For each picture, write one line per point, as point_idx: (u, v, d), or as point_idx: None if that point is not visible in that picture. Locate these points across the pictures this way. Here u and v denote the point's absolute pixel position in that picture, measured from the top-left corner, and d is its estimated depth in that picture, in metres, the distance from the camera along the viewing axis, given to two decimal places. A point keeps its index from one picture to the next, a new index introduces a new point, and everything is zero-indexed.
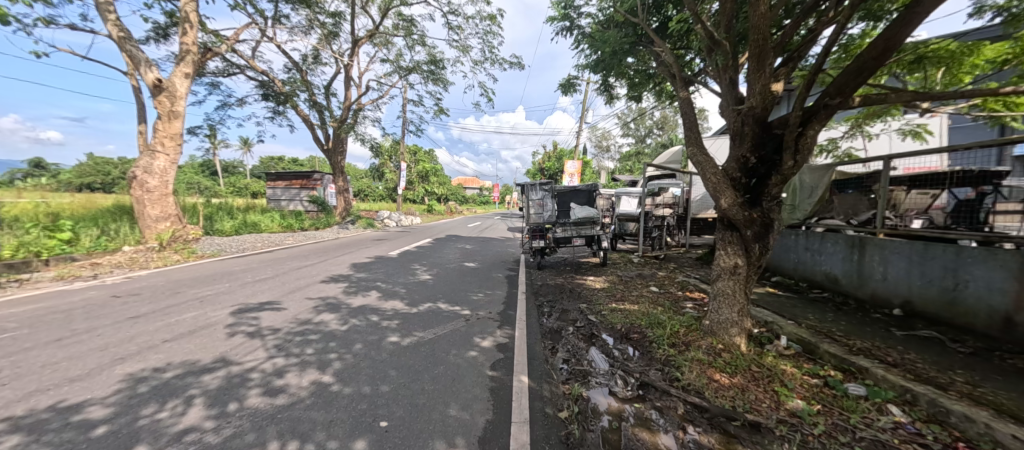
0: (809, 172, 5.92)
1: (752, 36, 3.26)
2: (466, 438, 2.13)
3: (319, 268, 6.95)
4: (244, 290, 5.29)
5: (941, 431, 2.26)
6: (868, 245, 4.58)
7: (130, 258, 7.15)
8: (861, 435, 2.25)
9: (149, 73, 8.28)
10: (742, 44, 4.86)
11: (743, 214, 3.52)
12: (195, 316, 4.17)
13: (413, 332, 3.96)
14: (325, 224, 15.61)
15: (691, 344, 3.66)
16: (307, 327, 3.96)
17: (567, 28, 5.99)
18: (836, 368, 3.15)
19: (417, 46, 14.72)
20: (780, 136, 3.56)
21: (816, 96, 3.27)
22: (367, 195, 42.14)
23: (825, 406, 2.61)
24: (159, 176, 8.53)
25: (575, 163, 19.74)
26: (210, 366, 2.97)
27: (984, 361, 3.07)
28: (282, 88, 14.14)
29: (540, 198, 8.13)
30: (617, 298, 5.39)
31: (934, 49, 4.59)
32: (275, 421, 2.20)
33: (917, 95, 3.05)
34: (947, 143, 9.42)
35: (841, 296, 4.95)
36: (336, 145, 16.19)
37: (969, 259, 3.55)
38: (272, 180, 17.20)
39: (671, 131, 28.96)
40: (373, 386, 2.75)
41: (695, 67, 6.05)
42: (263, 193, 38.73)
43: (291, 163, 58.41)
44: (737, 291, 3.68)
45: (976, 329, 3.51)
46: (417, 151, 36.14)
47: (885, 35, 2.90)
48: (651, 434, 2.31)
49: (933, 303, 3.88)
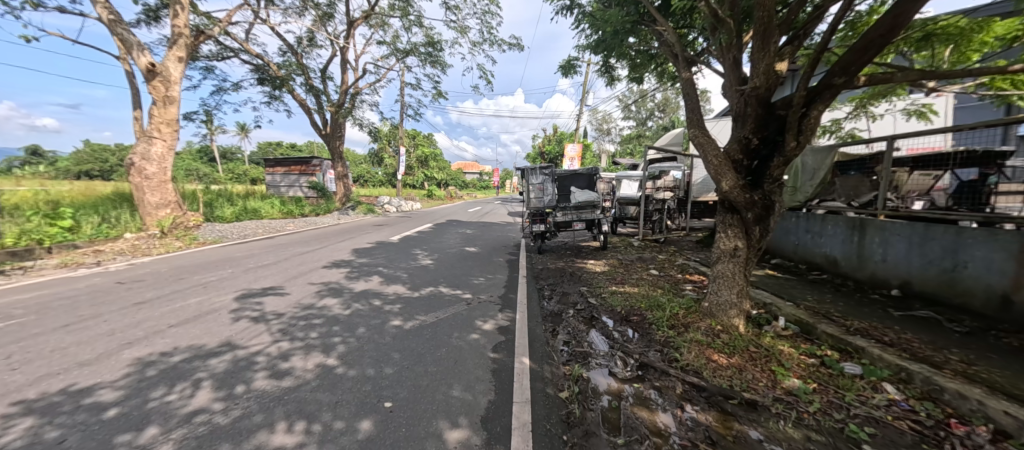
0: (811, 154, 5.85)
1: (758, 12, 3.19)
2: (469, 417, 2.19)
3: (321, 254, 7.00)
4: (247, 276, 5.34)
5: (935, 408, 2.32)
6: (868, 227, 4.59)
7: (133, 246, 7.17)
8: (856, 412, 2.31)
9: (142, 57, 8.11)
10: (747, 22, 4.74)
11: (744, 196, 3.51)
12: (200, 302, 4.22)
13: (415, 316, 4.01)
14: (325, 211, 15.63)
15: (690, 326, 3.71)
16: (311, 311, 4.02)
17: (567, 7, 5.83)
18: (833, 348, 3.20)
19: (415, 27, 14.33)
20: (783, 117, 3.52)
21: (821, 76, 3.20)
22: (366, 181, 42.03)
23: (821, 384, 2.66)
24: (157, 162, 8.49)
25: (575, 147, 19.73)
26: (216, 350, 3.02)
27: (980, 340, 3.11)
28: (277, 72, 13.90)
29: (540, 182, 8.06)
30: (617, 281, 5.43)
31: (941, 26, 4.47)
32: (282, 403, 2.26)
33: (925, 73, 2.96)
34: (951, 122, 9.33)
35: (841, 277, 4.99)
36: (334, 129, 16.04)
37: (970, 240, 3.56)
38: (271, 166, 17.13)
39: (672, 113, 28.65)
40: (377, 368, 2.80)
41: (697, 47, 5.94)
42: (261, 178, 38.67)
43: (288, 149, 57.87)
44: (736, 273, 3.71)
45: (973, 309, 3.55)
46: (417, 137, 36.01)
47: (895, 11, 2.81)
48: (649, 413, 2.36)
49: (933, 284, 3.90)
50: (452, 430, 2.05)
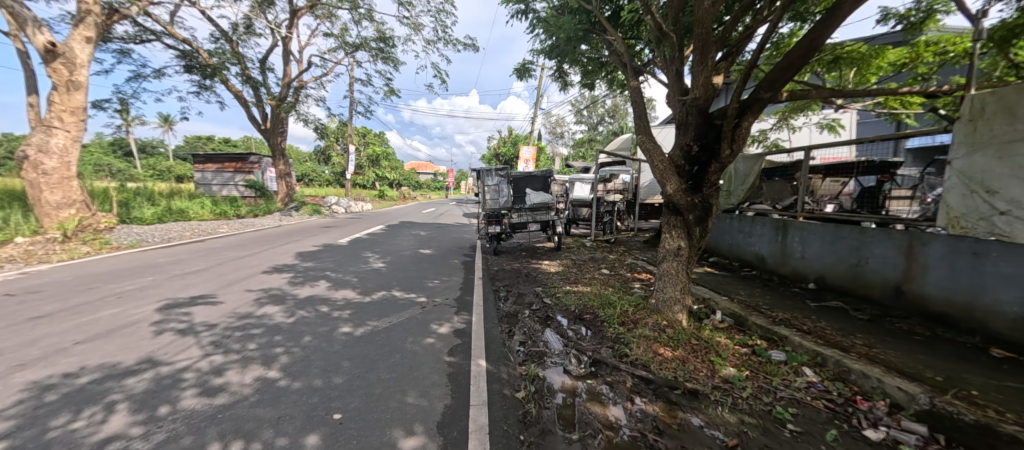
0: (743, 161, 6.36)
1: (697, 29, 3.45)
2: (425, 423, 2.14)
3: (259, 258, 6.49)
4: (173, 284, 4.82)
5: (844, 387, 2.63)
6: (791, 228, 5.11)
7: (26, 251, 6.17)
8: (782, 395, 2.56)
9: (38, 35, 7.02)
10: (687, 36, 5.07)
11: (687, 199, 3.75)
12: (114, 314, 3.74)
13: (367, 321, 3.85)
14: (265, 211, 14.55)
15: (639, 322, 3.90)
16: (249, 321, 3.71)
17: (522, 11, 5.89)
18: (761, 337, 3.52)
19: (365, 21, 13.76)
20: (719, 126, 3.81)
21: (752, 90, 3.50)
22: (311, 180, 39.54)
23: (752, 371, 2.91)
24: (58, 156, 7.45)
25: (530, 150, 20.11)
26: (135, 367, 2.69)
27: (880, 326, 3.57)
28: (209, 60, 12.70)
29: (496, 184, 8.02)
30: (570, 281, 5.58)
31: (847, 50, 5.10)
32: (216, 422, 2.06)
33: (834, 92, 3.36)
34: (855, 136, 10.64)
35: (768, 273, 5.50)
36: (275, 125, 14.98)
37: (870, 239, 4.09)
38: (201, 162, 15.67)
39: (621, 120, 30.06)
40: (326, 378, 2.65)
41: (644, 58, 6.27)
42: (187, 176, 35.07)
43: (222, 144, 52.90)
44: (680, 271, 3.95)
45: (873, 299, 4.07)
46: (366, 135, 34.65)
47: (812, 35, 3.16)
48: (602, 408, 2.44)
49: (841, 277, 4.42)
50: (407, 438, 1.98)
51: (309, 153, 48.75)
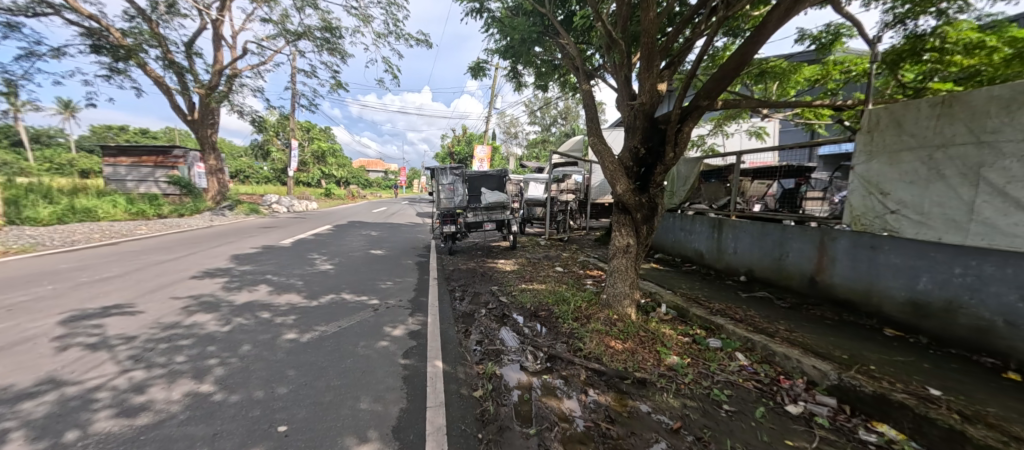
0: (684, 164, 6.83)
1: (644, 38, 3.64)
2: (379, 429, 2.08)
3: (187, 262, 5.89)
4: (78, 293, 4.23)
5: (769, 368, 2.93)
6: (726, 225, 5.58)
7: None
8: (718, 378, 2.79)
9: None
10: (635, 44, 5.34)
11: (635, 199, 3.95)
12: (0, 330, 3.21)
13: (314, 327, 3.65)
14: (195, 211, 13.21)
15: (591, 317, 4.06)
16: (176, 331, 3.36)
17: (476, 10, 5.85)
18: (701, 327, 3.81)
19: (308, 9, 12.92)
20: (664, 130, 4.05)
21: (691, 97, 3.76)
22: (247, 176, 36.38)
23: (693, 358, 3.15)
24: None
25: (484, 149, 20.13)
26: (31, 390, 2.34)
27: (800, 312, 4.01)
28: (122, 40, 11.26)
29: (450, 183, 7.92)
30: (526, 279, 5.68)
31: (772, 65, 5.65)
32: (138, 445, 1.86)
33: (760, 102, 3.70)
34: (778, 142, 11.83)
35: (706, 268, 5.96)
36: (205, 116, 13.59)
37: (791, 235, 4.57)
38: (112, 155, 14.09)
39: (574, 121, 31.01)
40: (268, 389, 2.48)
41: (595, 63, 6.50)
42: (90, 171, 30.68)
43: (140, 136, 47.05)
44: (629, 267, 4.16)
45: (793, 288, 4.56)
46: (312, 129, 32.58)
47: (742, 50, 3.47)
48: (557, 402, 2.52)
49: (768, 270, 4.91)
50: (360, 446, 1.91)
51: (243, 147, 44.77)
